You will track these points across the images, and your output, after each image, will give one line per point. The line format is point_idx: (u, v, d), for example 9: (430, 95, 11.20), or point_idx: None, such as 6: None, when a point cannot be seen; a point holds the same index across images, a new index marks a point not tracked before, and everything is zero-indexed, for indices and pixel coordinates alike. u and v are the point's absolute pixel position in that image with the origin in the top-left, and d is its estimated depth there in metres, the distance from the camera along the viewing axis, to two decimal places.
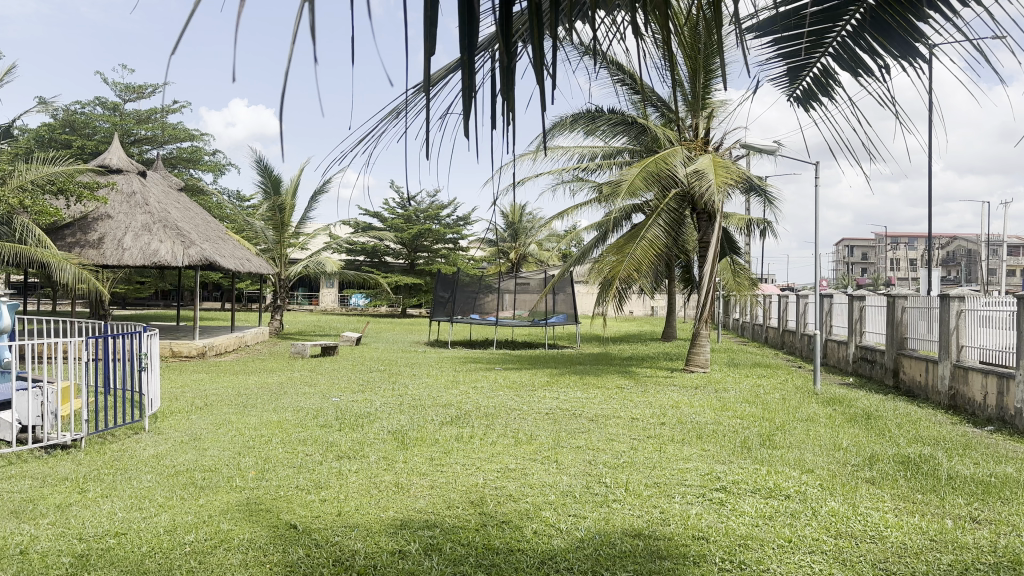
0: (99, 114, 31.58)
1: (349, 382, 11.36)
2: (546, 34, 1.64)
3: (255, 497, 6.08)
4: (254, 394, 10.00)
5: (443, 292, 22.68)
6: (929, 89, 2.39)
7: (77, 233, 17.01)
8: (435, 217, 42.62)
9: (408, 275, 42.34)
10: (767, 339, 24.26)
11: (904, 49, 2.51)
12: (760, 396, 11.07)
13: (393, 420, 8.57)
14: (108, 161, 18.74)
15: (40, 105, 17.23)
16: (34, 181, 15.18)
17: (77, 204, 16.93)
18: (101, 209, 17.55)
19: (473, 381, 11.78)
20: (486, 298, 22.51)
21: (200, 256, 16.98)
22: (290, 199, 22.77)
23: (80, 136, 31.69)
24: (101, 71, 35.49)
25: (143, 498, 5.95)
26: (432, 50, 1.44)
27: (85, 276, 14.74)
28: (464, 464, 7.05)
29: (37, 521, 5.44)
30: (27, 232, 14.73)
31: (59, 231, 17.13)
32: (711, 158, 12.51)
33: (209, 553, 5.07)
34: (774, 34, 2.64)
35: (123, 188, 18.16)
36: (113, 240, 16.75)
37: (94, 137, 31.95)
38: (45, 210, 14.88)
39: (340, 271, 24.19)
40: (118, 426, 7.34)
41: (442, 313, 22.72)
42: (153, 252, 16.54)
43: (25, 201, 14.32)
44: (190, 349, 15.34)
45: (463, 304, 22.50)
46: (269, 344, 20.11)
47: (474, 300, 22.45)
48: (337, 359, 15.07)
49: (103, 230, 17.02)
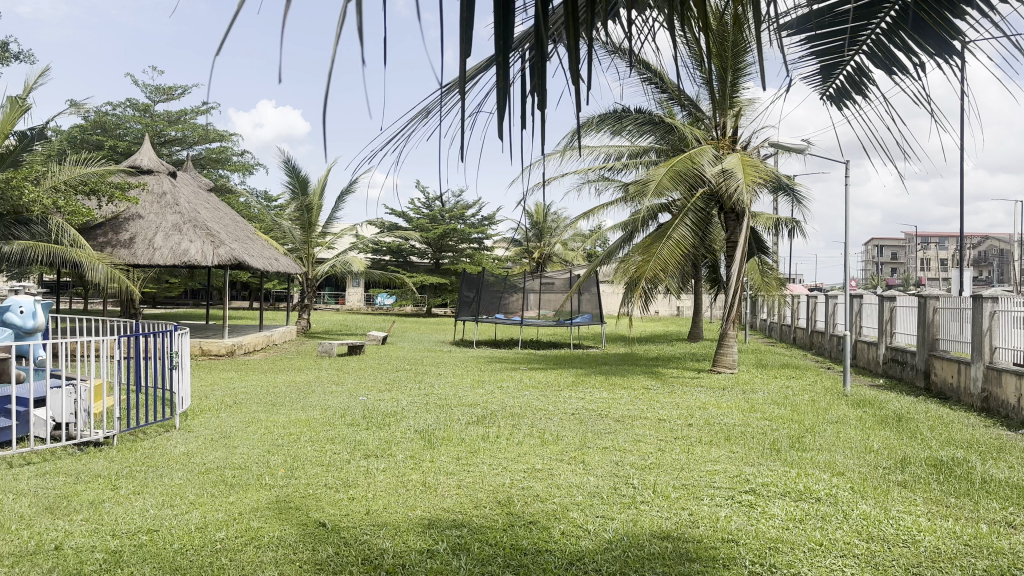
0: (130, 116, 32.09)
1: (376, 381, 11.42)
2: (580, 35, 1.64)
3: (285, 496, 6.10)
4: (283, 392, 10.07)
5: (469, 291, 22.69)
6: (965, 88, 2.33)
7: (108, 232, 17.20)
8: (459, 218, 42.69)
9: (433, 274, 42.51)
10: (795, 339, 24.04)
11: (939, 46, 2.45)
12: (788, 397, 10.96)
13: (420, 419, 8.60)
14: (139, 161, 19.00)
15: (73, 106, 17.40)
16: (67, 182, 15.44)
17: (109, 204, 17.18)
18: (132, 210, 17.80)
19: (500, 381, 11.78)
20: (511, 298, 22.55)
21: (229, 256, 17.12)
22: (317, 199, 22.92)
23: (112, 137, 32.23)
24: (132, 74, 36.14)
25: (174, 495, 6.01)
26: (467, 50, 1.45)
27: (115, 275, 14.97)
28: (491, 464, 7.04)
29: (71, 517, 5.51)
30: (62, 234, 15.05)
31: (91, 231, 17.34)
32: (739, 157, 12.41)
33: (240, 550, 5.11)
34: (809, 32, 2.60)
35: (153, 189, 18.43)
36: (144, 239, 16.97)
37: (125, 138, 32.49)
38: (78, 210, 15.15)
39: (366, 271, 24.31)
40: (150, 423, 7.42)
41: (467, 313, 22.77)
42: (183, 251, 16.72)
43: (59, 202, 14.57)
44: (219, 348, 15.49)
45: (488, 304, 22.49)
46: (296, 342, 20.27)
47: (499, 301, 22.49)
48: (364, 359, 15.16)
49: (134, 230, 17.21)
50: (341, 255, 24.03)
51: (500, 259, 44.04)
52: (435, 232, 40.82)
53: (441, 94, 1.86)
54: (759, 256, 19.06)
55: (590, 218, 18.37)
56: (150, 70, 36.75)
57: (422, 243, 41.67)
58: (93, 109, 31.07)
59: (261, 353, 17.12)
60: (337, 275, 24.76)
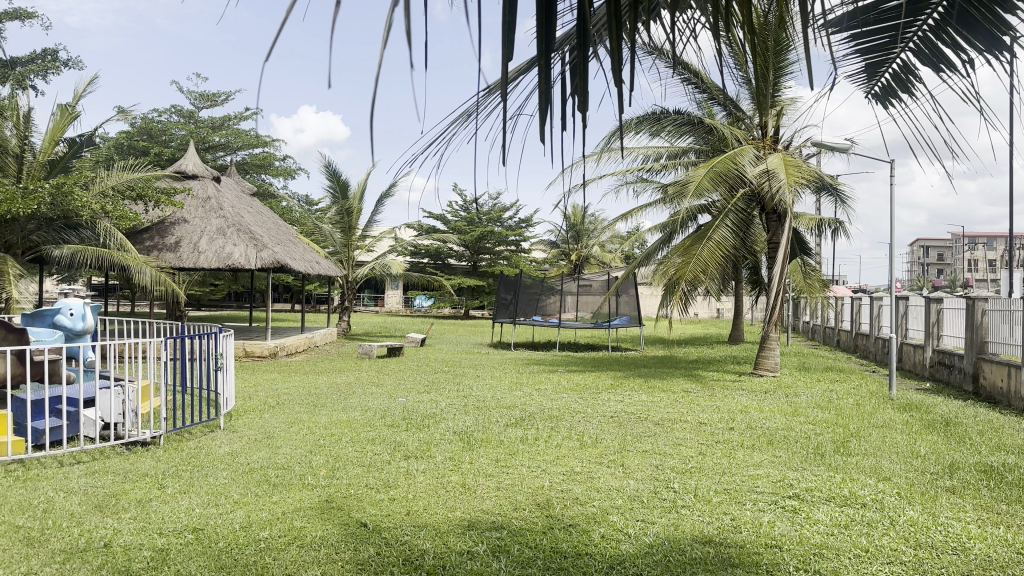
0: (176, 122, 32.83)
1: (415, 382, 11.49)
2: (623, 37, 1.61)
3: (327, 496, 6.17)
4: (324, 393, 10.19)
5: (506, 293, 22.95)
6: (1018, 83, 2.26)
7: (155, 236, 17.54)
8: (498, 220, 42.76)
9: (471, 276, 42.75)
10: (840, 342, 23.62)
11: (990, 42, 2.38)
12: (832, 401, 10.77)
13: (458, 421, 8.62)
14: (184, 167, 19.39)
15: (120, 113, 17.62)
16: (115, 187, 15.75)
17: (156, 209, 17.56)
18: (177, 214, 18.16)
19: (538, 383, 11.78)
20: (548, 300, 22.57)
21: (272, 259, 17.36)
22: (357, 203, 23.18)
23: (158, 143, 33.00)
24: (178, 81, 36.97)
25: (219, 494, 6.11)
26: (510, 52, 1.43)
27: (162, 277, 15.47)
28: (530, 467, 7.04)
29: (120, 515, 5.63)
30: (109, 237, 15.35)
31: (137, 235, 17.64)
32: (781, 157, 12.24)
33: (283, 549, 5.17)
34: (853, 29, 2.54)
35: (198, 194, 18.85)
36: (189, 243, 17.30)
37: (171, 144, 33.23)
38: (125, 215, 15.30)
39: (404, 273, 24.50)
40: (195, 423, 7.54)
41: (504, 315, 23.06)
42: (227, 255, 17.02)
43: (106, 207, 14.93)
44: (263, 350, 15.75)
45: (525, 306, 22.68)
46: (336, 345, 20.53)
47: (537, 302, 22.63)
48: (403, 360, 15.27)
49: (180, 234, 17.56)
50: (380, 258, 24.26)
51: (539, 262, 44.09)
52: (473, 234, 41.03)
53: (482, 96, 1.85)
54: (801, 258, 18.79)
55: (629, 219, 18.27)
56: (194, 77, 37.55)
57: (460, 245, 41.91)
58: (140, 116, 31.85)
59: (303, 355, 17.37)
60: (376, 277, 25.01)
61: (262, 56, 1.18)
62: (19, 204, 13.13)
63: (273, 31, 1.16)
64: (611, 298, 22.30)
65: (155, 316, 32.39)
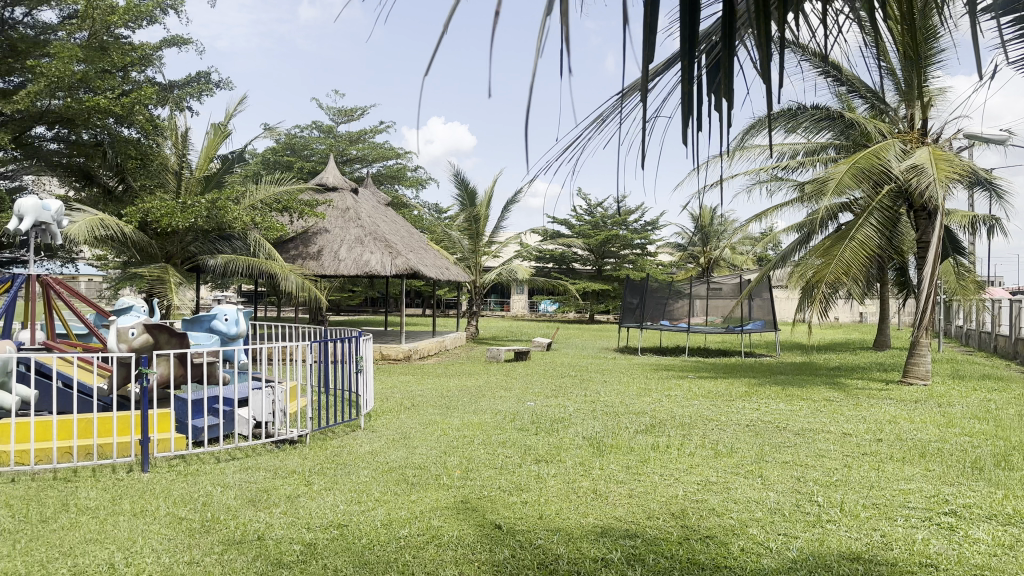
0: (316, 137, 34.80)
1: (545, 387, 11.59)
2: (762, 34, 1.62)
3: (462, 497, 6.32)
4: (456, 396, 10.45)
5: (633, 297, 22.57)
6: None
7: (300, 246, 18.67)
8: (623, 223, 42.31)
9: (596, 281, 42.74)
10: (999, 348, 21.87)
11: None
12: (991, 412, 9.97)
13: (588, 426, 8.62)
14: (325, 179, 20.40)
15: (269, 131, 18.82)
16: (263, 201, 16.90)
17: (300, 220, 18.70)
18: (319, 225, 19.19)
19: (669, 389, 11.61)
20: (676, 305, 22.15)
21: (406, 266, 17.72)
22: (484, 209, 23.69)
23: (300, 157, 35.07)
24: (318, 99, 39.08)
25: (361, 492, 6.38)
26: (649, 54, 1.48)
27: (305, 284, 16.01)
28: (662, 475, 6.93)
29: (271, 510, 5.98)
30: (258, 247, 16.64)
31: (285, 245, 18.91)
32: (931, 150, 11.52)
33: (422, 548, 5.33)
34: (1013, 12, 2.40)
35: (338, 205, 19.70)
36: (330, 252, 18.23)
37: (312, 158, 35.21)
38: (272, 227, 16.30)
39: (530, 278, 24.78)
40: (337, 423, 7.91)
41: (632, 320, 22.72)
42: (365, 262, 17.65)
43: (256, 219, 15.98)
44: (397, 353, 16.40)
45: (653, 310, 22.20)
46: (466, 349, 21.06)
47: (665, 306, 22.13)
48: (531, 365, 15.44)
49: (322, 243, 18.56)
50: (507, 263, 24.66)
51: (665, 265, 43.47)
52: (598, 238, 41.06)
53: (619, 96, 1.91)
54: (953, 257, 17.47)
55: (764, 220, 17.73)
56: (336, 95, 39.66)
57: (586, 249, 42.09)
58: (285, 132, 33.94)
59: (433, 358, 17.81)
60: (503, 282, 25.44)
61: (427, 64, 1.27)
62: (178, 217, 14.46)
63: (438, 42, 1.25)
64: (742, 302, 21.68)
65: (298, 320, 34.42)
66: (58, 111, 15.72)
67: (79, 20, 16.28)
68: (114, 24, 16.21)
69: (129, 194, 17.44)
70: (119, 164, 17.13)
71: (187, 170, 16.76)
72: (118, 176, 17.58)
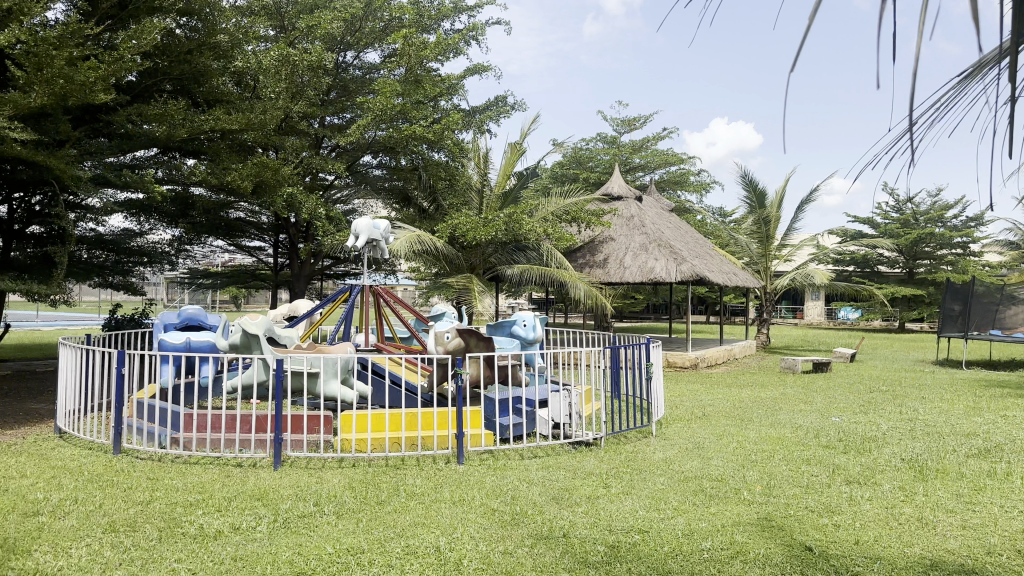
0: (600, 149, 35.95)
1: (852, 402, 10.73)
2: None
3: (766, 513, 6.02)
4: (750, 408, 10.08)
5: (955, 304, 20.21)
6: None
7: (587, 255, 19.62)
8: (940, 219, 38.35)
9: (905, 285, 38.94)
10: None
11: None
12: None
13: (905, 447, 7.80)
14: (611, 190, 21.19)
15: (557, 146, 19.66)
16: (554, 213, 17.86)
17: (587, 229, 19.51)
18: (607, 233, 19.93)
19: (1008, 410, 10.12)
20: (1010, 312, 19.67)
21: (692, 273, 17.41)
22: (775, 211, 22.64)
23: (585, 169, 36.44)
24: (603, 110, 38.78)
25: (659, 499, 6.36)
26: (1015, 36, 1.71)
27: (593, 293, 16.43)
28: (1005, 508, 6.03)
29: (574, 509, 6.18)
30: (550, 258, 17.61)
31: (574, 254, 19.98)
32: None
33: (727, 562, 5.16)
34: None
35: (624, 213, 20.21)
36: (617, 259, 18.74)
37: (596, 169, 36.34)
38: (562, 237, 17.04)
39: (828, 283, 23.16)
40: (630, 429, 8.02)
41: (953, 329, 20.32)
42: (650, 269, 17.76)
43: (549, 230, 16.85)
44: (684, 360, 16.36)
45: (982, 318, 19.73)
46: (757, 357, 20.32)
47: (995, 314, 19.69)
48: (834, 377, 14.40)
49: (608, 251, 19.23)
50: (802, 268, 23.35)
51: (992, 266, 38.18)
52: (908, 238, 37.43)
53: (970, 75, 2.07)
54: None
55: None
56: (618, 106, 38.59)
57: (892, 251, 38.61)
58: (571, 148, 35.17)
59: (723, 367, 17.50)
60: (797, 288, 24.11)
61: (793, 65, 1.68)
62: (481, 233, 15.82)
63: (808, 45, 1.65)
64: None
65: (582, 326, 35.75)
66: (383, 141, 17.79)
67: (397, 56, 17.91)
68: (426, 57, 17.55)
69: (440, 212, 18.78)
70: (431, 187, 18.80)
71: (488, 189, 18.14)
72: (431, 197, 19.09)
